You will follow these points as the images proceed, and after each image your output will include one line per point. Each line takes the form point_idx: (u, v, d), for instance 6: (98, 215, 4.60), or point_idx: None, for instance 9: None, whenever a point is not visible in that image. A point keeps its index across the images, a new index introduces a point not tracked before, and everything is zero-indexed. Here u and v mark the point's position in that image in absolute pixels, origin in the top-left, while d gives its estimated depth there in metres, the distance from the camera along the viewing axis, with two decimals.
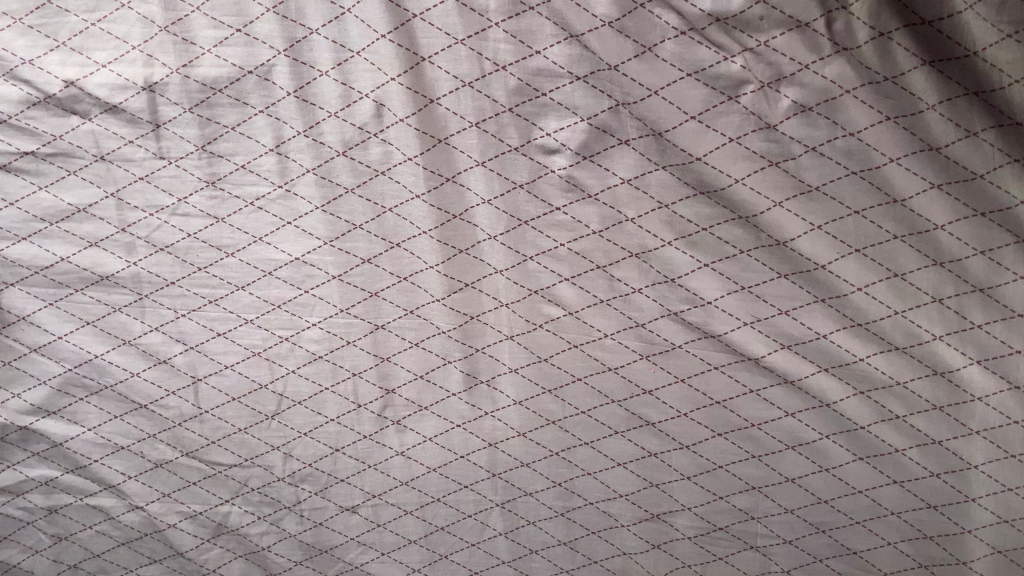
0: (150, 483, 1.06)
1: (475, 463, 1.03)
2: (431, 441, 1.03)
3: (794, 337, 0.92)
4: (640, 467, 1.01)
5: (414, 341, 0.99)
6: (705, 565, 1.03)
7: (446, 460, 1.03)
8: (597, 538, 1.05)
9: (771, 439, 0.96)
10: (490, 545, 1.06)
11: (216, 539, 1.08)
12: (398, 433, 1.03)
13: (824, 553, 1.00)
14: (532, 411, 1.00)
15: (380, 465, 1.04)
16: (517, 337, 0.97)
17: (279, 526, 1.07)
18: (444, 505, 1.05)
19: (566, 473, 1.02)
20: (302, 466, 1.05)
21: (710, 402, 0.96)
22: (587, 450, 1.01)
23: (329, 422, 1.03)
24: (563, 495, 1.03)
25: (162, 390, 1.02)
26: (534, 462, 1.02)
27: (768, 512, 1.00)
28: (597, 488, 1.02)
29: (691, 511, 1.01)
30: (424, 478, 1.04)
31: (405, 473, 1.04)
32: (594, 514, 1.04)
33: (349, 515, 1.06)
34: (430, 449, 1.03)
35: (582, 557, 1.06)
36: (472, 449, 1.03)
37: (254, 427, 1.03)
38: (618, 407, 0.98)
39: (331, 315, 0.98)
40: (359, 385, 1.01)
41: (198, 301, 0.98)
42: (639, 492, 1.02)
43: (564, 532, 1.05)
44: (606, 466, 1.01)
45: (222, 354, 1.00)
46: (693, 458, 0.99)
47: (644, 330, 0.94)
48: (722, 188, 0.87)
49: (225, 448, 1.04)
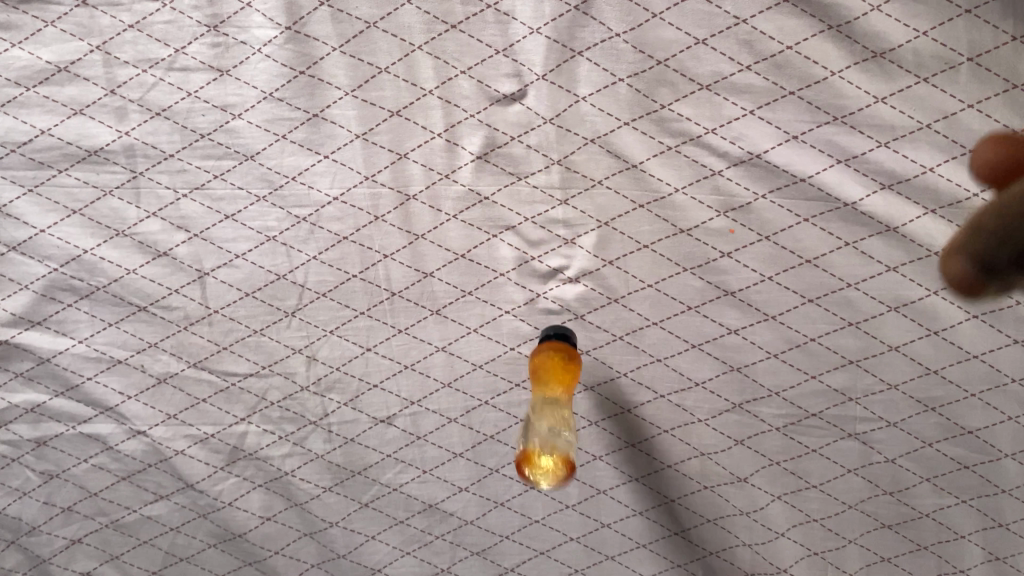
0: (153, 403, 0.93)
1: (527, 358, 0.90)
2: (476, 333, 0.90)
3: (895, 175, 0.79)
4: (718, 351, 0.88)
5: (453, 213, 0.85)
6: (796, 460, 0.91)
7: (495, 355, 0.91)
8: (671, 439, 0.92)
9: (869, 300, 0.84)
10: None
11: (231, 466, 0.95)
12: (438, 325, 0.90)
13: (933, 436, 0.88)
14: (594, 291, 0.87)
15: (418, 365, 0.91)
16: (571, 202, 0.84)
17: (304, 447, 0.94)
18: (494, 409, 0.93)
19: (635, 362, 0.90)
20: (328, 371, 0.91)
21: (800, 262, 0.83)
22: (654, 329, 0.88)
23: (359, 316, 0.90)
24: (628, 386, 0.91)
25: (163, 288, 0.89)
26: (594, 350, 0.90)
27: (868, 391, 0.87)
28: (669, 375, 0.90)
29: (781, 396, 0.89)
30: (470, 378, 0.92)
31: (447, 373, 0.91)
32: (666, 406, 0.91)
33: (385, 428, 0.93)
34: (476, 342, 0.90)
35: (654, 461, 0.94)
36: (525, 342, 0.90)
37: (272, 327, 0.90)
38: (692, 277, 0.86)
39: (356, 184, 0.84)
40: (392, 269, 0.88)
41: (204, 176, 0.85)
42: (717, 379, 0.89)
43: (634, 435, 0.93)
44: (679, 350, 0.89)
45: (232, 241, 0.87)
46: (778, 331, 0.86)
47: (721, 180, 0.82)
48: (847, 14, 0.76)
49: (239, 355, 0.91)
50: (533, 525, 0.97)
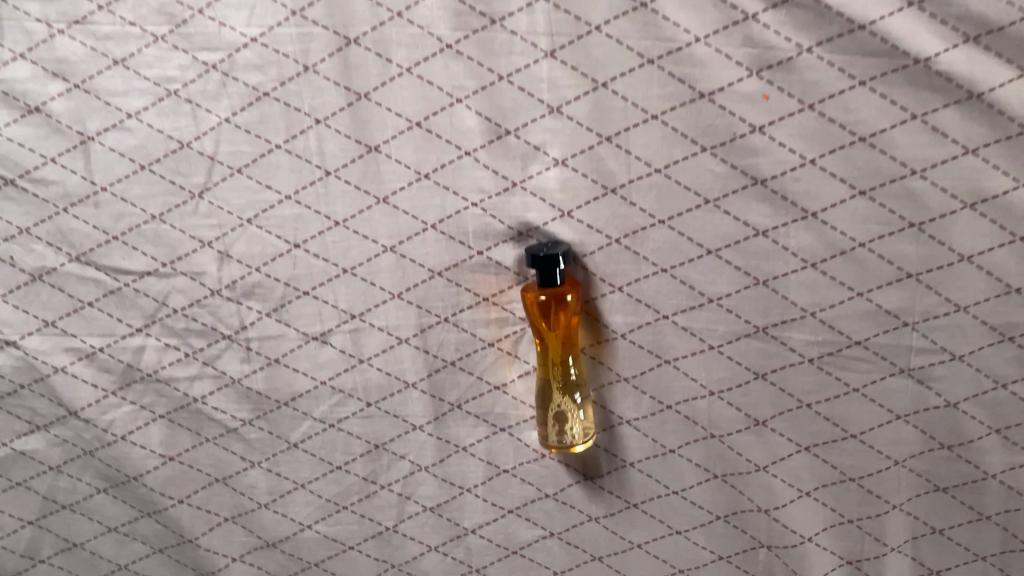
0: (24, 306, 0.74)
1: (498, 265, 0.71)
2: (435, 228, 0.70)
3: (984, 22, 0.61)
4: (740, 259, 0.69)
5: (406, 65, 0.66)
6: (831, 403, 0.72)
7: (460, 259, 0.71)
8: (674, 372, 0.73)
9: (938, 193, 0.65)
10: (522, 392, 0.75)
11: (125, 391, 0.76)
12: (386, 217, 0.70)
13: (1008, 375, 0.69)
14: (586, 177, 0.68)
15: (359, 269, 0.72)
16: (558, 54, 0.65)
17: (216, 369, 0.75)
18: (454, 329, 0.73)
19: (634, 273, 0.70)
20: (246, 272, 0.73)
21: (852, 140, 0.65)
22: (660, 230, 0.69)
23: (284, 201, 0.71)
24: (624, 303, 0.72)
25: (35, 157, 0.70)
26: (583, 257, 0.71)
27: (929, 313, 0.68)
28: (676, 290, 0.70)
29: (816, 318, 0.69)
30: (425, 288, 0.72)
31: (397, 280, 0.72)
32: (670, 329, 0.72)
33: (317, 349, 0.74)
34: (434, 241, 0.71)
35: (651, 401, 0.74)
36: (496, 243, 0.70)
37: (175, 212, 0.71)
38: (711, 160, 0.66)
39: (280, 22, 0.65)
40: (326, 139, 0.68)
41: (84, 6, 0.65)
42: (739, 297, 0.70)
43: (628, 366, 0.73)
44: (691, 258, 0.69)
45: (122, 95, 0.68)
46: (818, 234, 0.67)
47: (755, 26, 0.63)
48: None
49: (133, 247, 0.72)
50: (501, 477, 0.77)
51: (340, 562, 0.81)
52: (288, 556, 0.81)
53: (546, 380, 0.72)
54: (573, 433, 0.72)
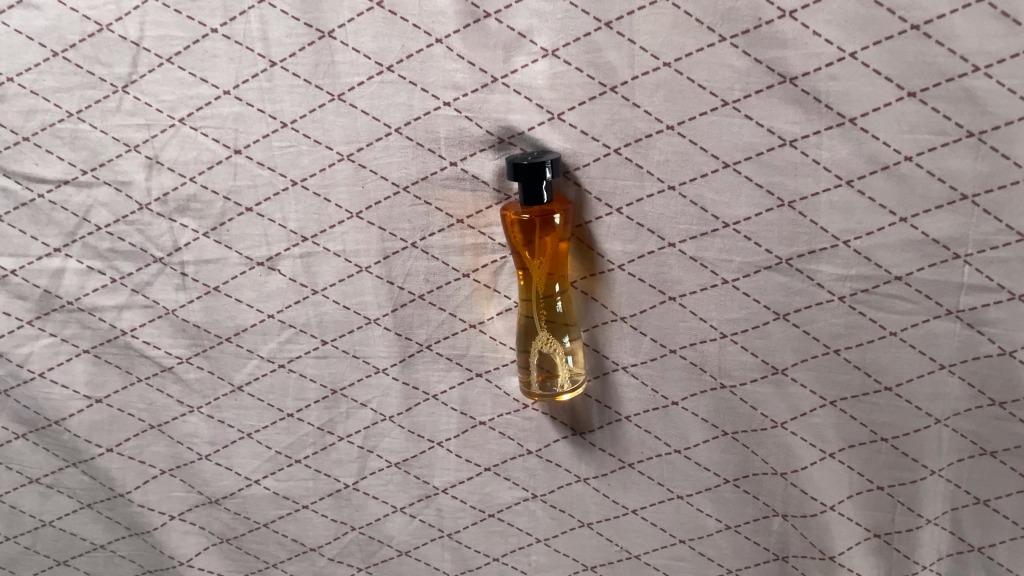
0: None
1: (475, 179, 0.60)
2: (400, 133, 0.59)
3: None
4: (762, 175, 0.58)
5: None
6: (863, 350, 0.61)
7: (430, 172, 0.60)
8: (679, 311, 0.62)
9: (1005, 94, 0.53)
10: (501, 332, 0.64)
11: (44, 321, 0.66)
12: (342, 118, 0.59)
13: None
14: (579, 71, 0.57)
15: (311, 181, 0.61)
16: None
17: (147, 298, 0.65)
18: (422, 255, 0.62)
19: (635, 192, 0.59)
20: (179, 183, 0.62)
21: (903, 27, 0.53)
22: (668, 138, 0.58)
23: (222, 97, 0.60)
24: (622, 228, 0.60)
25: None
26: (576, 170, 0.59)
27: (986, 244, 0.57)
28: (685, 212, 0.59)
29: (850, 248, 0.58)
30: (389, 205, 0.61)
31: (355, 195, 0.61)
32: (675, 259, 0.60)
33: (264, 275, 0.64)
34: (399, 148, 0.60)
35: (651, 346, 0.63)
36: (473, 152, 0.59)
37: (95, 110, 0.60)
38: (730, 52, 0.55)
39: None
40: (269, 22, 0.57)
41: None
42: (759, 221, 0.59)
43: (626, 305, 0.62)
44: (704, 173, 0.58)
45: None
46: (857, 145, 0.56)
47: None
48: None
49: (48, 152, 0.62)
50: (477, 431, 0.67)
51: (293, 523, 0.71)
52: (233, 515, 0.71)
53: (529, 317, 0.61)
54: (560, 380, 0.62)
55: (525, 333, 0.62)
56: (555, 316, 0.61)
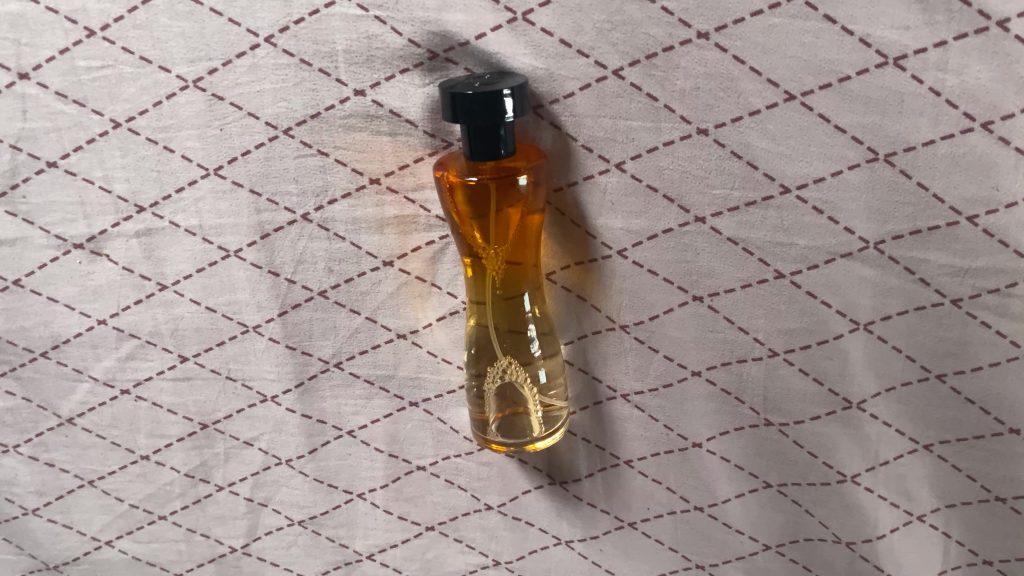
0: None
1: (396, 117, 0.39)
2: (274, 46, 0.38)
3: None
4: (847, 114, 0.36)
5: None
6: (982, 375, 0.40)
7: (323, 107, 0.39)
8: (708, 318, 0.41)
9: None
10: (445, 345, 0.43)
11: None
12: (180, 21, 0.37)
13: None
14: None
15: (143, 120, 0.39)
16: None
17: None
18: (319, 235, 0.41)
19: (645, 138, 0.38)
20: None
21: None
22: (697, 53, 0.36)
23: None
24: (625, 194, 0.39)
25: None
26: (551, 104, 0.38)
27: None
28: (721, 169, 0.38)
29: (977, 227, 0.37)
30: (264, 160, 0.40)
31: (212, 144, 0.40)
32: (705, 242, 0.39)
33: (87, 263, 0.43)
34: (272, 68, 0.38)
35: (665, 366, 0.42)
36: (390, 75, 0.38)
37: None
38: None
39: None
40: None
41: None
42: (838, 185, 0.38)
43: (629, 307, 0.41)
44: (753, 110, 0.37)
45: None
46: (1006, 65, 0.34)
47: None
48: None
49: None
50: (413, 478, 0.47)
51: None
52: None
53: (483, 330, 0.40)
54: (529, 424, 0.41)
55: (478, 354, 0.41)
56: (522, 329, 0.40)
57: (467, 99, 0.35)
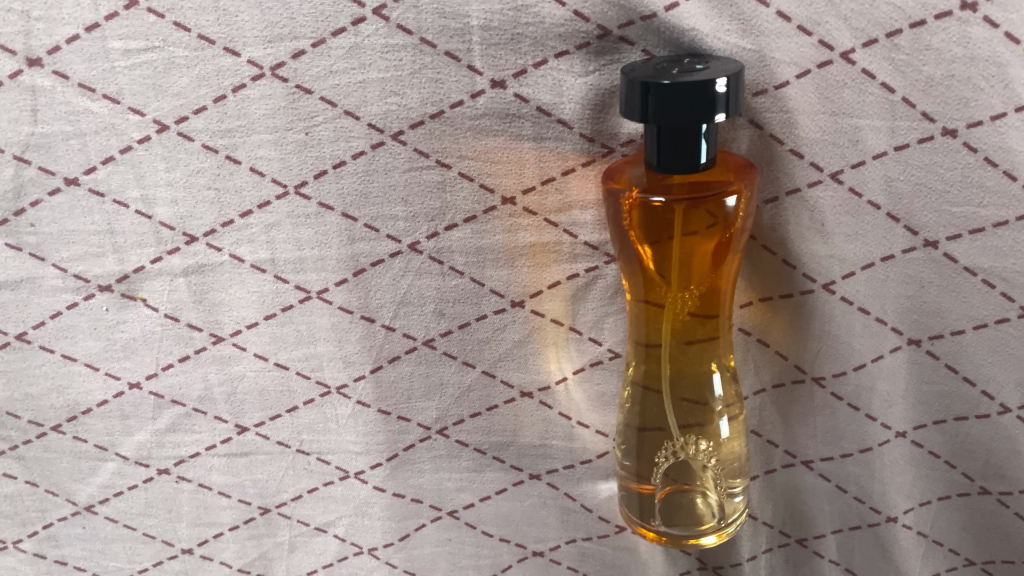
0: None
1: (544, 116, 0.29)
2: (385, 20, 0.28)
3: None
4: None
5: None
6: None
7: (447, 102, 0.29)
8: (926, 365, 0.33)
9: None
10: (582, 406, 0.34)
11: None
12: None
13: None
14: None
15: (200, 122, 0.29)
16: None
17: None
18: (430, 270, 0.32)
19: (873, 141, 0.29)
20: None
21: None
22: (958, 29, 0.27)
23: None
24: (839, 213, 0.30)
25: None
26: (755, 97, 0.29)
27: None
28: (968, 181, 0.29)
29: None
30: (362, 174, 0.30)
31: (292, 153, 0.30)
32: (933, 272, 0.31)
33: (116, 310, 0.32)
34: (381, 51, 0.28)
35: (864, 426, 0.34)
36: (542, 60, 0.28)
37: None
38: None
39: None
40: None
41: None
42: None
43: (826, 357, 0.33)
44: (1022, 104, 0.28)
45: None
46: None
47: None
48: None
49: None
50: (528, 565, 0.38)
51: None
52: None
53: (651, 387, 0.31)
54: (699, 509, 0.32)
55: (641, 415, 0.32)
56: (700, 391, 0.31)
57: (661, 91, 0.26)
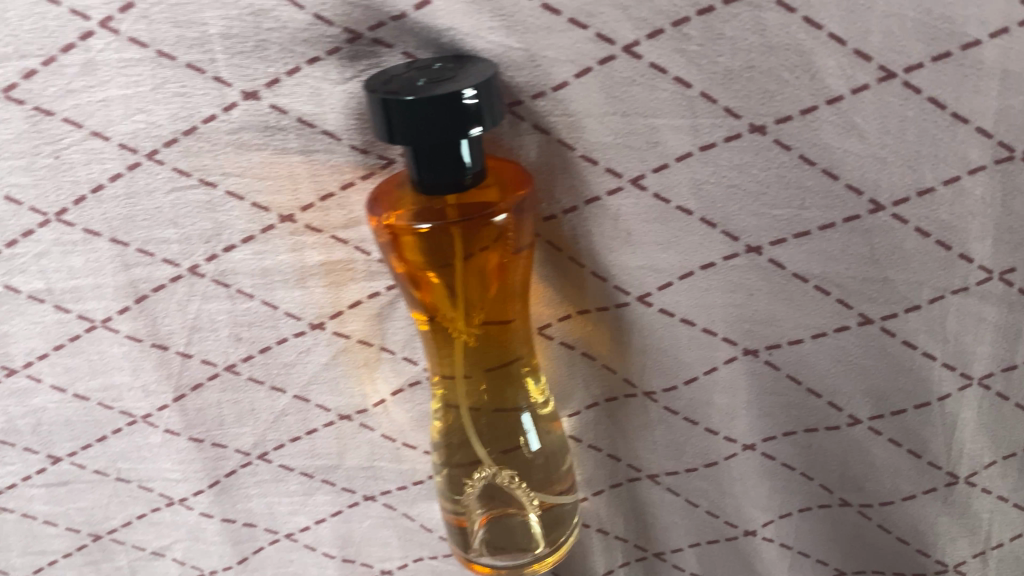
0: None
1: (307, 128, 0.26)
2: (114, 33, 0.25)
3: None
4: (973, 96, 0.25)
5: None
6: None
7: (200, 118, 0.26)
8: (766, 377, 0.30)
9: None
10: (404, 427, 0.32)
11: None
12: None
13: None
14: None
15: None
16: None
17: None
18: (217, 294, 0.29)
19: (673, 142, 0.26)
20: None
21: None
22: (751, 16, 0.24)
23: None
24: (647, 220, 0.27)
25: None
26: (534, 99, 0.26)
27: None
28: (785, 182, 0.26)
29: None
30: (125, 197, 0.28)
31: (46, 178, 0.27)
32: (761, 280, 0.28)
33: None
34: (117, 67, 0.26)
35: (707, 439, 0.31)
36: (294, 67, 0.25)
37: None
38: None
39: None
40: None
41: None
42: (954, 197, 0.26)
43: (656, 370, 0.30)
44: (833, 96, 0.25)
45: None
46: None
47: None
48: None
49: None
50: None
51: None
52: None
53: (454, 415, 0.29)
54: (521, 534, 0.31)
55: (448, 444, 0.30)
56: (507, 415, 0.29)
57: (399, 110, 0.23)
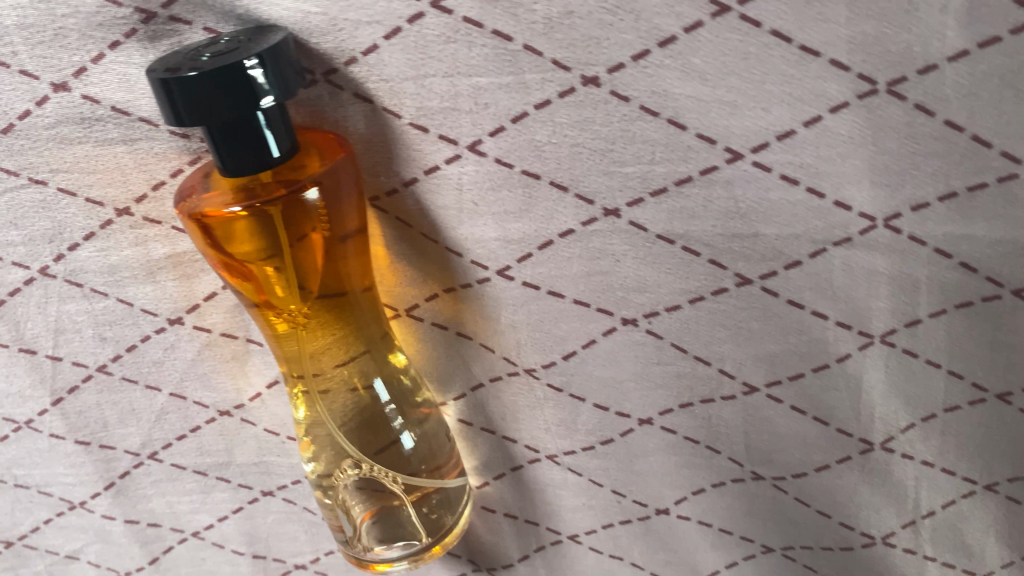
0: None
1: (123, 116, 0.25)
2: None
3: None
4: (820, 25, 0.22)
5: None
6: None
7: (15, 114, 0.25)
8: (650, 347, 0.28)
9: None
10: (287, 419, 0.31)
11: None
12: None
13: None
14: None
15: None
16: None
17: None
18: (71, 295, 0.28)
19: (503, 101, 0.24)
20: None
21: None
22: None
23: None
24: (492, 189, 0.25)
25: None
26: (347, 67, 0.24)
27: None
28: (631, 137, 0.24)
29: None
30: None
31: None
32: (625, 244, 0.26)
33: None
34: None
35: (599, 416, 0.30)
36: (97, 54, 0.24)
37: None
38: None
39: None
40: None
41: None
42: (817, 138, 0.23)
43: (532, 346, 0.28)
44: (665, 37, 0.23)
45: None
46: None
47: None
48: None
49: None
50: None
51: None
52: None
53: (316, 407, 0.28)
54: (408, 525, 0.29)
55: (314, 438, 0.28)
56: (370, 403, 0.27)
57: (185, 93, 0.21)
